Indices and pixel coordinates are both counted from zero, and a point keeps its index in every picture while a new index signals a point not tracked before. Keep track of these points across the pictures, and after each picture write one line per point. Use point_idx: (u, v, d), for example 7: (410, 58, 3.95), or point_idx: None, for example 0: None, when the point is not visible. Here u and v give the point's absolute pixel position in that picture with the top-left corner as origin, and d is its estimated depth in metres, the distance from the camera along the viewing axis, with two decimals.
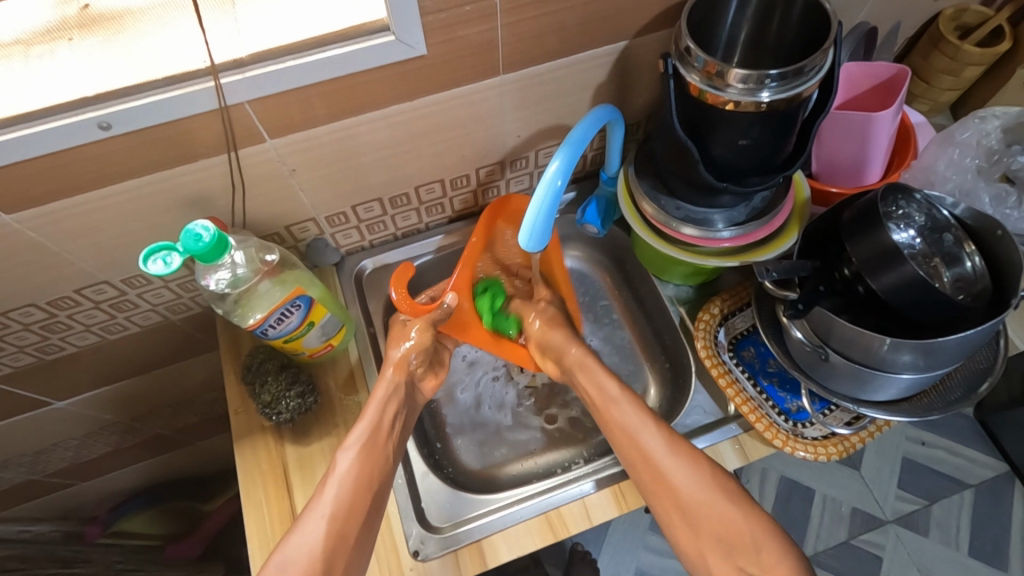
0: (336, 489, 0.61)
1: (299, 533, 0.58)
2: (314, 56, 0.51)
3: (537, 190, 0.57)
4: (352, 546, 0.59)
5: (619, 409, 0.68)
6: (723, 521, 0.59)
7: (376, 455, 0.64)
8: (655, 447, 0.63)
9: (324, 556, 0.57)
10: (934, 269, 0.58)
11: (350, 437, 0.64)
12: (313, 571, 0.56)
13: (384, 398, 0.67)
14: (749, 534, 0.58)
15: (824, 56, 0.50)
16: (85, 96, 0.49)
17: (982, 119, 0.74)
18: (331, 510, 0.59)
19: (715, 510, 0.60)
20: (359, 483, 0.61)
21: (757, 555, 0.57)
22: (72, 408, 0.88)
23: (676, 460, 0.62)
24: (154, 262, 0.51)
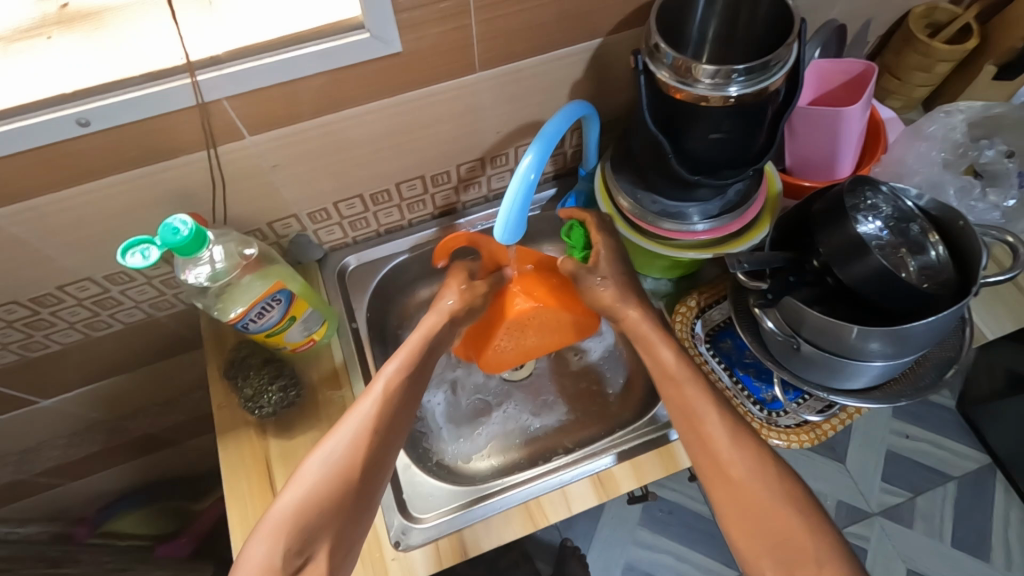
0: (376, 400, 0.62)
1: (333, 439, 0.59)
2: (293, 53, 0.52)
3: (512, 184, 0.58)
4: (385, 454, 0.61)
5: (678, 388, 0.63)
6: (780, 524, 0.55)
7: (413, 375, 0.65)
8: (720, 434, 0.60)
9: (361, 460, 0.58)
10: (899, 260, 0.59)
11: (394, 355, 0.66)
12: (346, 473, 0.57)
13: (432, 328, 0.69)
14: (809, 549, 0.53)
15: (788, 52, 0.52)
16: (62, 93, 0.49)
17: (949, 113, 0.76)
18: (371, 420, 0.60)
19: (773, 510, 0.56)
20: (396, 398, 0.63)
21: (819, 569, 0.52)
22: (58, 407, 0.89)
23: (738, 446, 0.59)
24: (132, 256, 0.51)
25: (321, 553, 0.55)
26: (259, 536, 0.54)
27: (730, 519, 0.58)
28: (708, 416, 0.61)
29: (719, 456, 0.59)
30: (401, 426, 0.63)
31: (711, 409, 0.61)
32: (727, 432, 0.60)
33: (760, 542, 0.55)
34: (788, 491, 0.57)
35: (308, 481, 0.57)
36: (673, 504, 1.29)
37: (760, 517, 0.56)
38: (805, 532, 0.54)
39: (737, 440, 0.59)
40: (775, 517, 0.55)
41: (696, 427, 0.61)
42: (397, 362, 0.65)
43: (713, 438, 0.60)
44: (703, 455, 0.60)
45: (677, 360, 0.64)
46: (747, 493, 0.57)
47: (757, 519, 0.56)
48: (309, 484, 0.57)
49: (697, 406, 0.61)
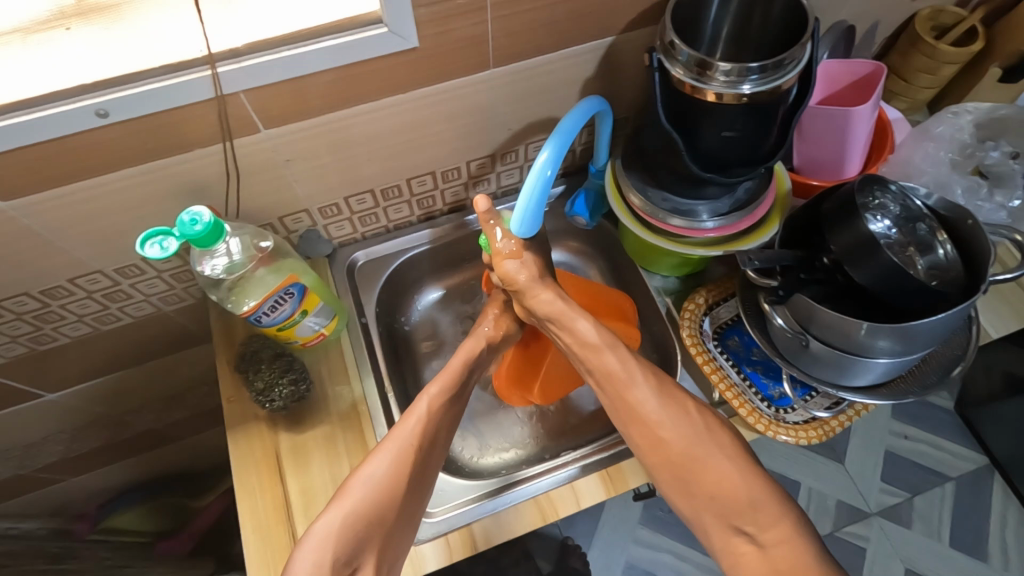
0: (419, 420, 0.62)
1: (375, 460, 0.58)
2: (310, 47, 0.53)
3: (527, 180, 0.58)
4: (424, 476, 0.61)
5: (599, 357, 0.63)
6: (717, 479, 0.55)
7: (452, 397, 0.66)
8: (649, 401, 0.60)
9: (404, 481, 0.58)
10: (909, 258, 0.60)
11: (434, 379, 0.66)
12: (392, 491, 0.57)
13: (472, 352, 0.70)
14: (745, 495, 0.54)
15: (802, 50, 0.53)
16: (83, 85, 0.49)
17: (956, 114, 0.77)
18: (414, 440, 0.60)
19: (709, 463, 0.56)
20: (438, 416, 0.63)
21: (755, 514, 0.53)
22: (63, 401, 0.89)
23: (663, 410, 0.59)
24: (152, 246, 0.52)
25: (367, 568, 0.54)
26: (302, 556, 0.52)
27: (672, 489, 0.58)
28: (626, 377, 0.61)
29: (653, 424, 0.59)
30: (439, 445, 0.63)
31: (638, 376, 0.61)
32: (655, 398, 0.60)
33: (698, 497, 0.56)
34: (718, 442, 0.58)
35: (354, 499, 0.56)
36: None
37: (698, 474, 0.56)
38: (739, 480, 0.55)
39: (663, 405, 0.60)
40: (710, 471, 0.56)
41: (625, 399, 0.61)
42: (438, 385, 0.66)
43: (643, 406, 0.60)
44: (631, 420, 0.61)
45: (595, 332, 0.63)
46: (677, 454, 0.58)
47: (693, 473, 0.57)
48: (356, 503, 0.55)
49: (623, 377, 0.61)
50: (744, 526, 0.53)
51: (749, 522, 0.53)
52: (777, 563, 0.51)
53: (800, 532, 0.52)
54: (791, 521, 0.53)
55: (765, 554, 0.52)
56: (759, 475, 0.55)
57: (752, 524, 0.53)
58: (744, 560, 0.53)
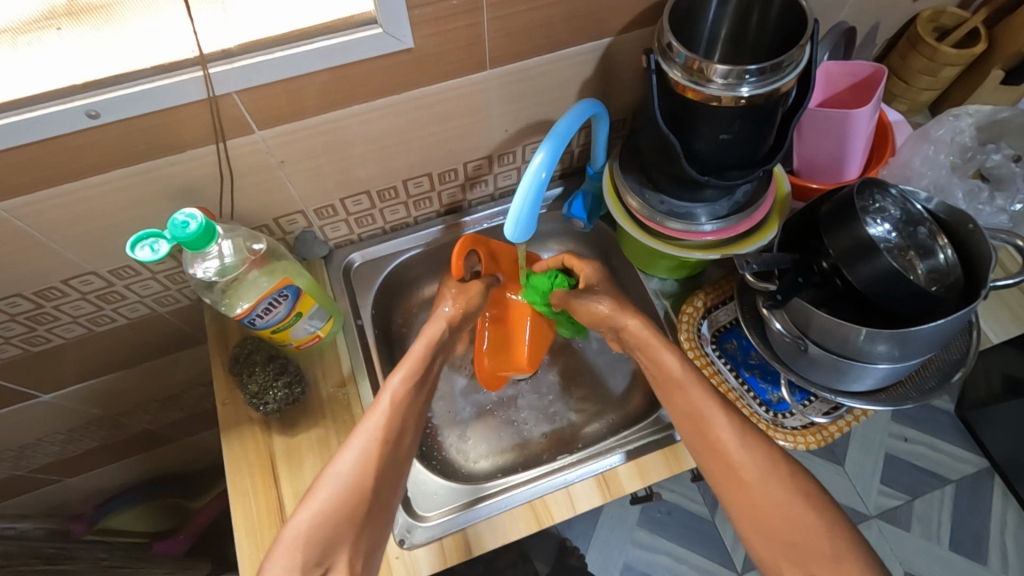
0: (385, 413, 0.63)
1: (341, 458, 0.60)
2: (302, 48, 0.52)
3: (522, 183, 0.58)
4: (393, 467, 0.62)
5: (685, 396, 0.64)
6: (798, 528, 0.57)
7: (415, 386, 0.67)
8: (734, 443, 0.60)
9: (373, 475, 0.59)
10: (909, 262, 0.60)
11: (396, 368, 0.67)
12: (360, 488, 0.58)
13: (433, 338, 0.71)
14: (826, 546, 0.55)
15: (801, 52, 0.52)
16: (74, 85, 0.49)
17: (956, 117, 0.77)
18: (380, 433, 0.61)
19: (789, 513, 0.57)
20: (401, 408, 0.64)
21: (837, 565, 0.54)
22: (58, 402, 0.88)
23: (745, 448, 0.60)
24: (141, 249, 0.51)
25: (340, 565, 0.55)
26: (277, 559, 0.54)
27: (755, 533, 0.59)
28: (713, 416, 0.62)
29: (739, 468, 0.60)
30: (406, 437, 0.64)
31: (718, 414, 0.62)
32: (737, 438, 0.61)
33: (775, 544, 0.57)
34: (801, 488, 0.58)
35: (322, 498, 0.57)
36: (671, 505, 1.29)
37: (772, 515, 0.58)
38: (821, 532, 0.56)
39: (747, 446, 0.61)
40: (789, 516, 0.57)
41: (709, 442, 0.61)
42: (400, 375, 0.66)
43: (724, 443, 0.61)
44: (713, 459, 0.61)
45: (681, 366, 0.65)
46: (757, 497, 0.59)
47: (769, 516, 0.58)
48: (325, 499, 0.57)
49: (706, 419, 0.62)
50: None
51: (829, 574, 0.54)
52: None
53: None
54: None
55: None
56: (844, 529, 0.56)
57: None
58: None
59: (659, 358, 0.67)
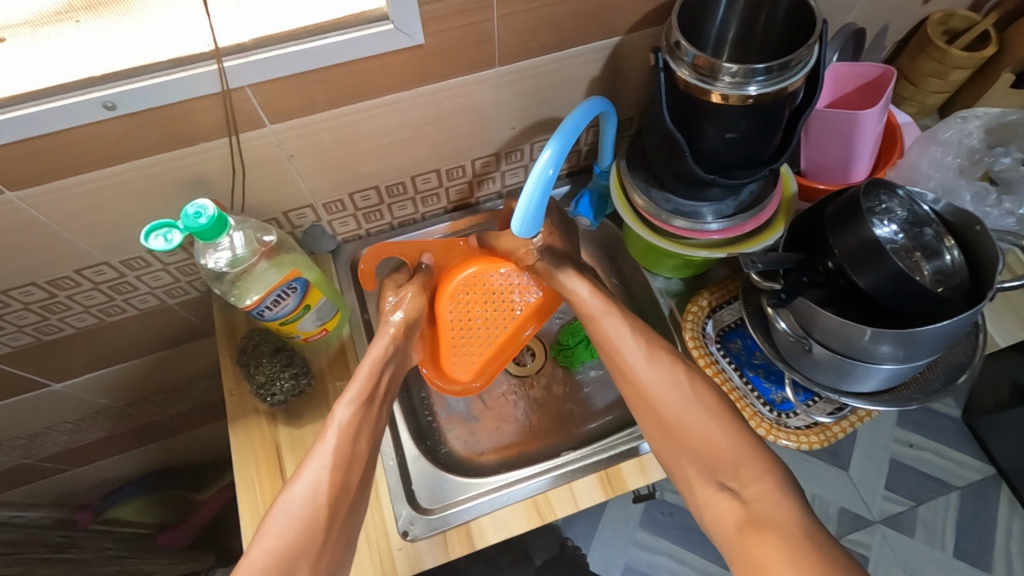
0: (335, 441, 0.60)
1: (296, 485, 0.57)
2: (315, 43, 0.53)
3: (530, 179, 0.59)
4: (349, 497, 0.58)
5: (597, 325, 0.69)
6: (703, 433, 0.59)
7: (370, 407, 0.64)
8: (654, 371, 0.64)
9: (325, 505, 0.56)
10: (914, 264, 0.60)
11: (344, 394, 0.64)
12: (313, 519, 0.55)
13: (382, 358, 0.67)
14: (728, 451, 0.57)
15: (809, 52, 0.52)
16: (92, 77, 0.50)
17: (965, 119, 0.76)
18: (332, 460, 0.59)
19: (696, 423, 0.60)
20: (354, 435, 0.61)
21: (737, 471, 0.56)
22: (68, 391, 0.90)
23: (652, 366, 0.65)
24: (155, 238, 0.52)
25: None
26: None
27: (658, 437, 0.62)
28: (624, 343, 0.67)
29: (655, 394, 0.63)
30: (362, 467, 0.61)
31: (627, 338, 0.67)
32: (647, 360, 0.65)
33: (682, 454, 0.59)
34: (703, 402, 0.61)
35: (273, 536, 0.54)
36: (673, 506, 1.29)
37: (678, 427, 0.60)
38: (725, 441, 0.58)
39: (652, 359, 0.65)
40: (692, 428, 0.60)
41: (626, 372, 0.66)
42: (347, 400, 0.63)
43: (635, 367, 0.65)
44: (626, 380, 0.66)
45: (597, 303, 0.70)
46: (672, 413, 0.61)
47: (679, 430, 0.60)
48: (278, 538, 0.53)
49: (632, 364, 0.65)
50: (730, 481, 0.56)
51: (732, 479, 0.56)
52: (760, 517, 0.52)
53: (781, 490, 0.53)
54: (774, 478, 0.55)
55: (745, 509, 0.53)
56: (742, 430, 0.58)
57: (737, 479, 0.56)
58: (725, 516, 0.54)
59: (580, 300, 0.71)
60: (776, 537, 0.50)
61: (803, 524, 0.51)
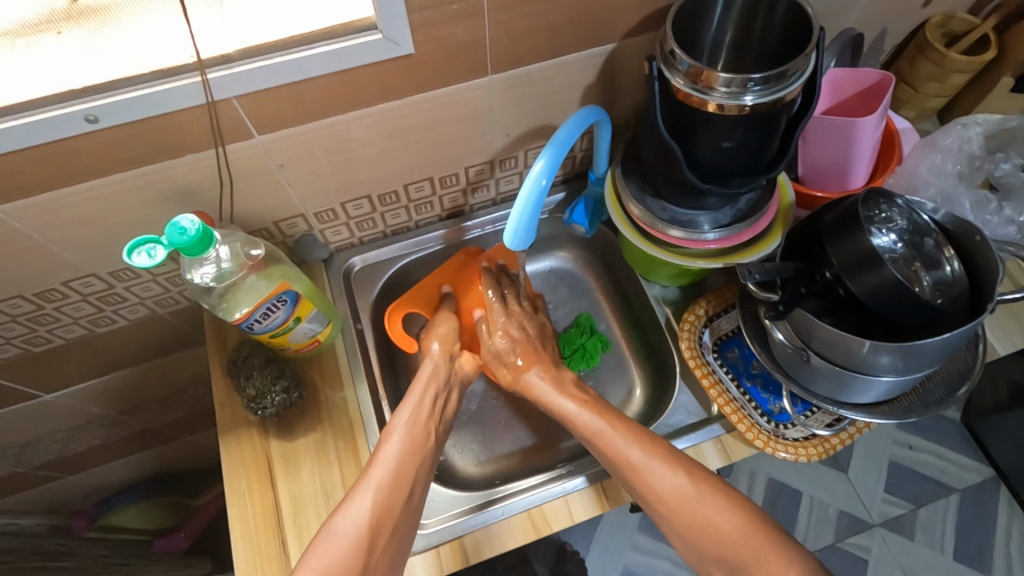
0: (387, 463, 0.62)
1: (347, 511, 0.59)
2: (302, 52, 0.52)
3: (522, 189, 0.58)
4: (398, 522, 0.59)
5: (584, 428, 0.66)
6: (717, 531, 0.57)
7: (421, 431, 0.66)
8: (655, 468, 0.61)
9: (370, 530, 0.57)
10: (913, 274, 0.58)
11: (402, 409, 0.67)
12: (363, 543, 0.56)
13: (433, 375, 0.71)
14: (748, 551, 0.56)
15: (806, 60, 0.51)
16: (72, 89, 0.49)
17: (964, 125, 0.76)
18: (383, 482, 0.60)
19: (706, 523, 0.58)
20: (405, 456, 0.63)
21: (761, 569, 0.54)
22: (60, 401, 0.89)
23: (651, 464, 0.61)
24: (138, 254, 0.51)
25: None
26: None
27: (676, 538, 0.60)
28: (614, 439, 0.63)
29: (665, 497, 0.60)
30: (416, 484, 0.63)
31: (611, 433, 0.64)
32: (641, 451, 0.62)
33: (708, 560, 0.58)
34: (709, 508, 0.58)
35: (326, 555, 0.56)
36: None
37: (695, 533, 0.58)
38: (739, 537, 0.56)
39: (648, 456, 0.62)
40: (704, 525, 0.58)
41: (620, 474, 0.62)
42: (403, 421, 0.66)
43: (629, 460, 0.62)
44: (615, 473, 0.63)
45: (577, 403, 0.69)
46: (679, 509, 0.59)
47: (694, 535, 0.58)
48: (326, 556, 0.56)
49: (574, 419, 0.67)
50: None
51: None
52: None
53: None
54: (798, 567, 0.54)
55: None
56: (760, 526, 0.57)
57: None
58: None
59: (558, 403, 0.70)
60: None
61: None
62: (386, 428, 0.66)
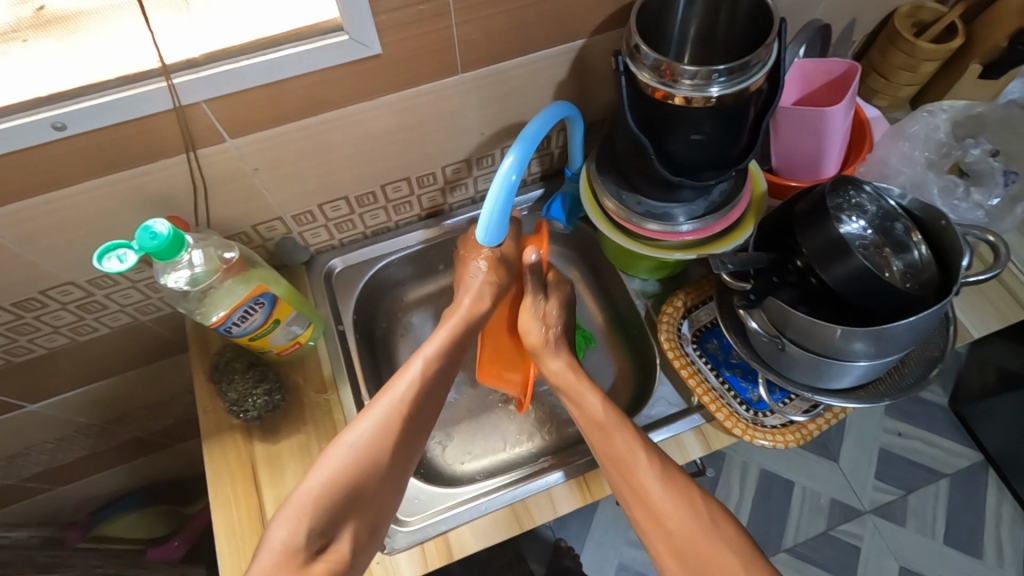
0: (410, 381, 0.63)
1: (355, 428, 0.59)
2: (269, 56, 0.52)
3: (493, 185, 0.58)
4: (414, 432, 0.61)
5: (608, 438, 0.62)
6: (723, 566, 0.55)
7: (450, 353, 0.68)
8: (683, 512, 0.58)
9: (384, 447, 0.59)
10: (884, 259, 0.59)
11: (431, 339, 0.68)
12: (372, 456, 0.58)
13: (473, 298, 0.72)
14: None
15: (768, 51, 0.52)
16: (38, 97, 0.49)
17: (931, 113, 0.77)
18: (402, 404, 0.61)
19: (718, 555, 0.55)
20: (429, 377, 0.64)
21: None
22: (45, 412, 0.88)
23: (673, 503, 0.58)
24: (109, 260, 0.51)
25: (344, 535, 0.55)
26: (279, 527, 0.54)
27: (670, 558, 0.57)
28: (636, 462, 0.60)
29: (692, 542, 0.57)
30: (428, 420, 0.64)
31: (642, 458, 0.60)
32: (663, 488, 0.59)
33: None
34: (721, 532, 0.57)
35: (333, 462, 0.57)
36: None
37: (700, 553, 0.56)
38: (744, 571, 0.55)
39: (666, 488, 0.59)
40: (712, 557, 0.55)
41: (642, 495, 0.59)
42: (434, 345, 0.67)
43: (651, 495, 0.58)
44: (634, 500, 0.59)
45: (603, 408, 0.64)
46: (690, 542, 0.56)
47: (700, 558, 0.56)
48: (337, 468, 0.56)
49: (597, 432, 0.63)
50: None
51: None
52: None
53: None
54: None
55: None
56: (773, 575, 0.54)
57: None
58: None
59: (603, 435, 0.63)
60: None
61: None
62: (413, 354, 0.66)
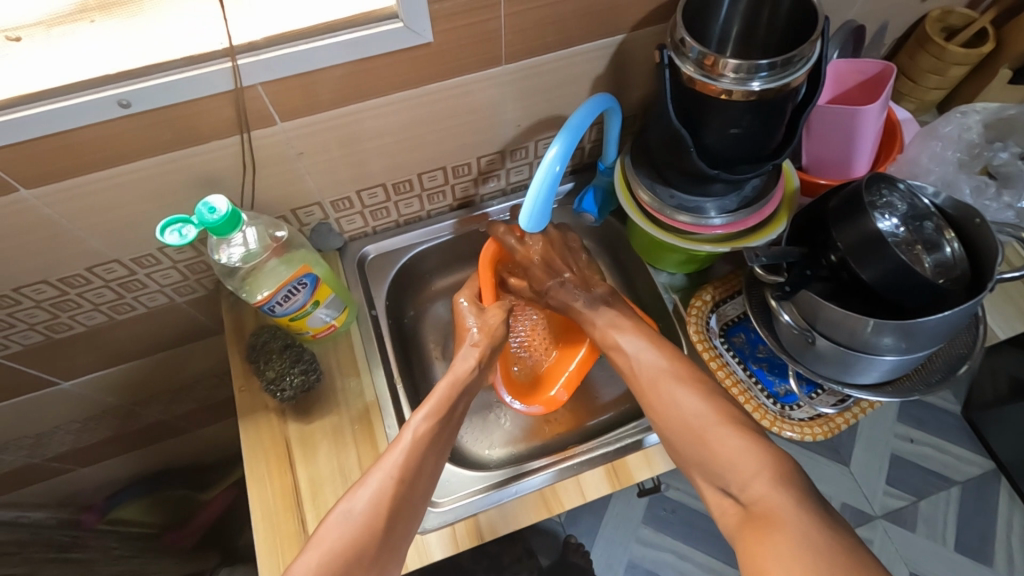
0: (403, 453, 0.62)
1: (355, 495, 0.59)
2: (324, 40, 0.54)
3: (537, 174, 0.60)
4: (408, 510, 0.60)
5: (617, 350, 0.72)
6: (711, 444, 0.60)
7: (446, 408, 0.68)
8: (683, 390, 0.64)
9: (387, 513, 0.58)
10: (916, 256, 0.60)
11: (420, 407, 0.67)
12: (373, 524, 0.57)
13: (460, 384, 0.71)
14: (728, 458, 0.58)
15: (811, 48, 0.53)
16: (106, 74, 0.50)
17: (964, 114, 0.78)
18: (397, 471, 0.60)
19: (708, 431, 0.60)
20: (424, 450, 0.63)
21: (736, 471, 0.57)
22: (76, 390, 0.90)
23: (661, 374, 0.68)
24: (170, 234, 0.53)
25: None
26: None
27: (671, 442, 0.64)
28: (638, 353, 0.70)
29: (682, 415, 0.63)
30: (426, 481, 0.63)
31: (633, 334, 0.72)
32: (644, 349, 0.70)
33: (689, 463, 0.61)
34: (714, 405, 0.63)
35: (332, 535, 0.56)
36: (676, 502, 1.30)
37: (681, 431, 0.62)
38: (735, 451, 0.58)
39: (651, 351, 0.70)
40: (706, 440, 0.60)
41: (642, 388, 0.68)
42: (424, 413, 0.66)
43: (634, 358, 0.70)
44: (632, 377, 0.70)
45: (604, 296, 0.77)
46: (677, 421, 0.63)
47: (678, 435, 0.63)
48: (334, 540, 0.56)
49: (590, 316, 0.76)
50: (732, 486, 0.57)
51: (735, 482, 0.57)
52: (757, 515, 0.53)
53: (779, 485, 0.54)
54: (772, 472, 0.55)
55: (745, 510, 0.54)
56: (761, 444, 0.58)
57: (740, 484, 0.56)
58: (728, 516, 0.56)
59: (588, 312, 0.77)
60: (774, 543, 0.49)
61: (809, 519, 0.50)
62: (404, 424, 0.65)
